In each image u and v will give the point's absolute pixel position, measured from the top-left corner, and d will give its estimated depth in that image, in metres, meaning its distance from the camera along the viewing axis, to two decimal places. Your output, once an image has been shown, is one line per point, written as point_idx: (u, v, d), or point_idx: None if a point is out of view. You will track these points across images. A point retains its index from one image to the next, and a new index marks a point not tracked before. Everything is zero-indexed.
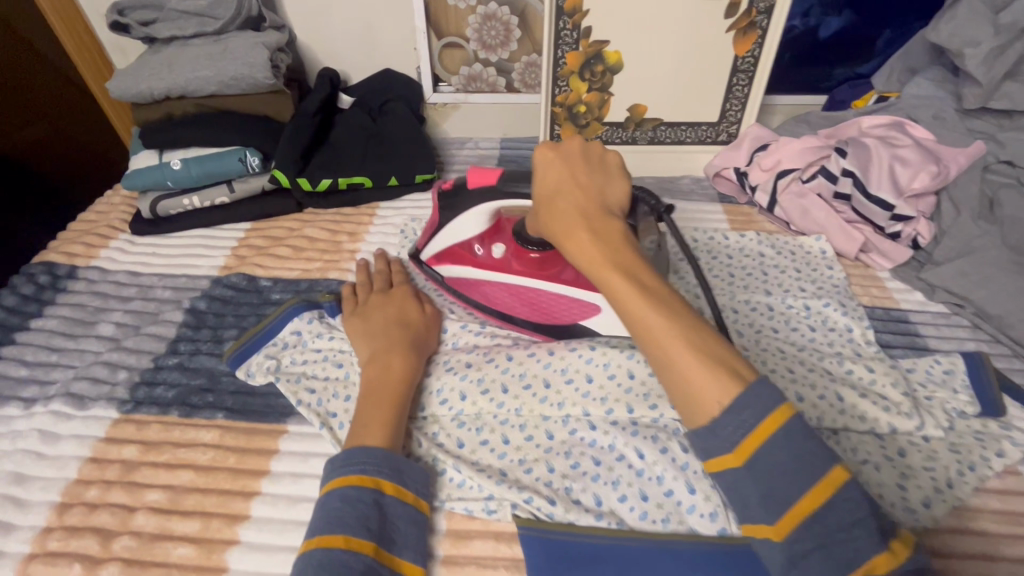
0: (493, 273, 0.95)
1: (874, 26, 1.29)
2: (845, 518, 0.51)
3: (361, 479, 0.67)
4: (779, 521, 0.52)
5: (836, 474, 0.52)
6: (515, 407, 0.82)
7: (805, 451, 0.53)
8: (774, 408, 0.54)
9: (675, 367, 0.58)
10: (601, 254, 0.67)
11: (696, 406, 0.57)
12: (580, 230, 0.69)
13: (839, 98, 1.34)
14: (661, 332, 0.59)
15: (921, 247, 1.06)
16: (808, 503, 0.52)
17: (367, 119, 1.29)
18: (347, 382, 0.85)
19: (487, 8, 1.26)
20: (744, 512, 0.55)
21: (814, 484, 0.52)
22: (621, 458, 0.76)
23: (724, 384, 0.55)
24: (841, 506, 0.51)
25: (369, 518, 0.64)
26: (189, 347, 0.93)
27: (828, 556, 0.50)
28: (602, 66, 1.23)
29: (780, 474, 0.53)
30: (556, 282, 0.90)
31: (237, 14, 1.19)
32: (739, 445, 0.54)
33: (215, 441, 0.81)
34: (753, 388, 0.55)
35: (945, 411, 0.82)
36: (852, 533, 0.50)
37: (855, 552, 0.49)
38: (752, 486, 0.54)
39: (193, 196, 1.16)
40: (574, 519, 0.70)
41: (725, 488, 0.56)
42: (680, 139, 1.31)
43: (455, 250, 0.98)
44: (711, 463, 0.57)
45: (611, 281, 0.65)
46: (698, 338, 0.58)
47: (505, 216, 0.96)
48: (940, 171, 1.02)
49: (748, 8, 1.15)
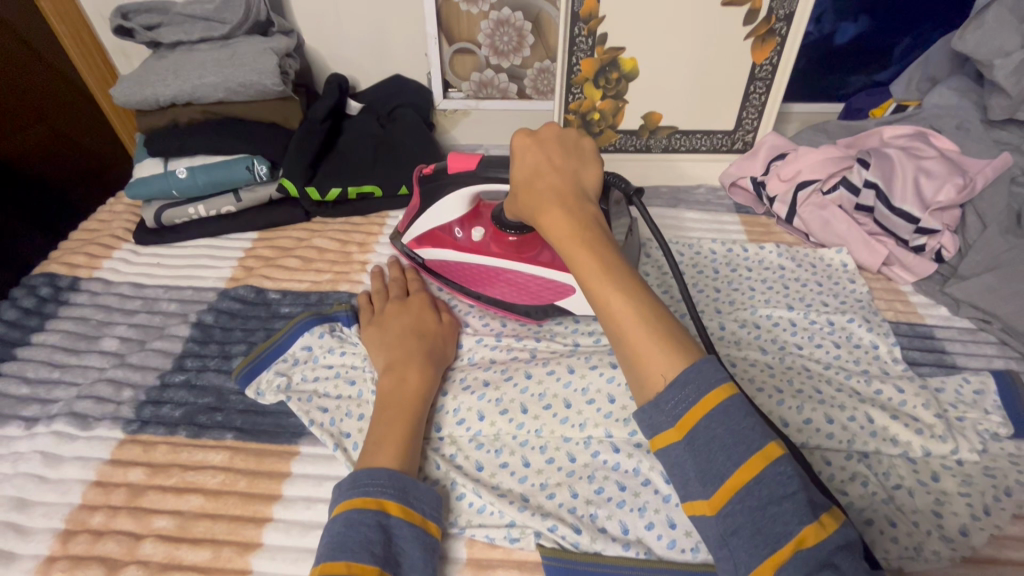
0: (473, 256, 0.96)
1: (892, 34, 1.27)
2: (777, 490, 0.50)
3: (362, 500, 0.63)
4: (714, 494, 0.52)
5: (767, 448, 0.52)
6: (535, 428, 0.79)
7: (738, 424, 0.53)
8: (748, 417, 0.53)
9: (628, 342, 0.59)
10: (570, 232, 0.67)
11: (643, 379, 0.58)
12: (553, 209, 0.69)
13: (856, 106, 1.30)
14: (622, 308, 0.60)
15: (944, 261, 1.04)
16: (740, 476, 0.51)
17: (377, 126, 1.26)
18: (360, 400, 0.82)
19: (500, 13, 1.23)
20: (685, 489, 0.55)
21: (746, 457, 0.52)
22: (646, 483, 0.73)
23: (670, 360, 0.56)
24: (776, 478, 0.50)
25: (374, 542, 0.60)
26: (196, 363, 0.91)
27: (760, 531, 0.49)
28: (617, 73, 1.20)
29: (718, 448, 0.53)
30: (532, 264, 0.93)
31: (245, 18, 1.16)
32: (680, 418, 0.54)
33: (224, 463, 0.78)
34: (698, 365, 0.56)
35: (978, 432, 0.80)
36: (780, 506, 0.49)
37: (793, 524, 0.48)
38: (688, 456, 0.54)
39: (199, 205, 1.13)
40: (600, 549, 0.68)
41: (667, 465, 0.56)
42: (694, 147, 1.29)
43: (436, 234, 0.99)
44: (657, 441, 0.56)
45: (579, 258, 0.65)
46: (654, 316, 0.59)
47: (485, 201, 0.97)
48: (967, 182, 1.01)
49: (768, 15, 1.12)
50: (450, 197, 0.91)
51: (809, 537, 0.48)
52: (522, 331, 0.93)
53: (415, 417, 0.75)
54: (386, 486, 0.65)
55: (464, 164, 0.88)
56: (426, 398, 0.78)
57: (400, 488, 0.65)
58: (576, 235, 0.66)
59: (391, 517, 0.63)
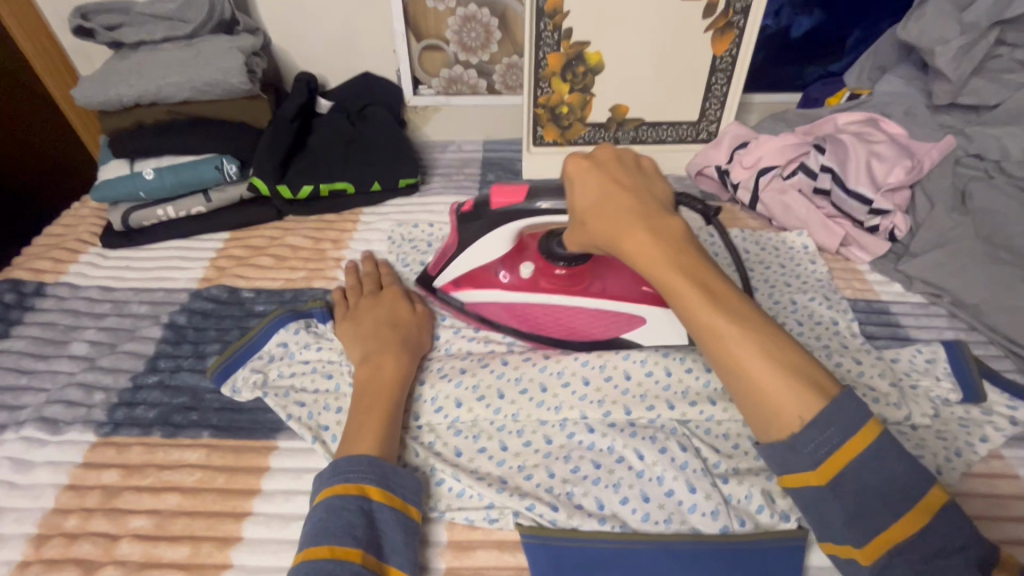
0: (527, 296, 0.90)
1: (843, 26, 1.32)
2: (938, 545, 0.54)
3: (344, 487, 0.64)
4: (823, 468, 0.56)
5: (868, 429, 0.56)
6: (512, 412, 0.81)
7: (847, 420, 0.55)
8: (866, 426, 0.56)
9: (753, 382, 0.58)
10: (663, 258, 0.63)
11: (777, 419, 0.57)
12: (632, 231, 0.65)
13: (812, 95, 1.36)
14: (741, 347, 0.59)
15: (897, 240, 1.08)
16: (844, 454, 0.55)
17: (346, 123, 1.26)
18: (338, 394, 0.83)
19: (467, 10, 1.25)
20: (787, 469, 0.58)
21: (851, 439, 0.55)
22: (620, 460, 0.76)
23: (807, 401, 0.56)
24: (870, 457, 0.55)
25: (357, 527, 0.61)
26: (170, 364, 0.90)
27: (926, 571, 0.53)
28: (583, 67, 1.23)
29: (866, 492, 0.55)
30: (589, 296, 0.89)
31: (208, 18, 1.15)
32: (825, 457, 0.56)
33: (202, 461, 0.78)
34: (838, 401, 0.56)
35: (929, 399, 0.84)
36: (948, 559, 0.53)
37: (961, 573, 0.53)
38: (808, 458, 0.56)
39: (167, 206, 1.12)
40: (577, 524, 0.70)
41: (802, 506, 0.59)
42: (661, 138, 1.32)
43: (479, 275, 0.92)
44: (790, 480, 0.59)
45: (679, 289, 0.62)
46: (776, 350, 0.59)
47: (527, 234, 0.91)
48: (915, 165, 1.06)
49: (725, 9, 1.16)
50: (497, 235, 0.86)
51: None
52: None
53: (393, 403, 0.75)
54: (366, 472, 0.66)
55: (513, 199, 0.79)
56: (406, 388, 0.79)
57: (381, 472, 0.66)
58: (669, 262, 0.63)
59: (373, 503, 0.64)
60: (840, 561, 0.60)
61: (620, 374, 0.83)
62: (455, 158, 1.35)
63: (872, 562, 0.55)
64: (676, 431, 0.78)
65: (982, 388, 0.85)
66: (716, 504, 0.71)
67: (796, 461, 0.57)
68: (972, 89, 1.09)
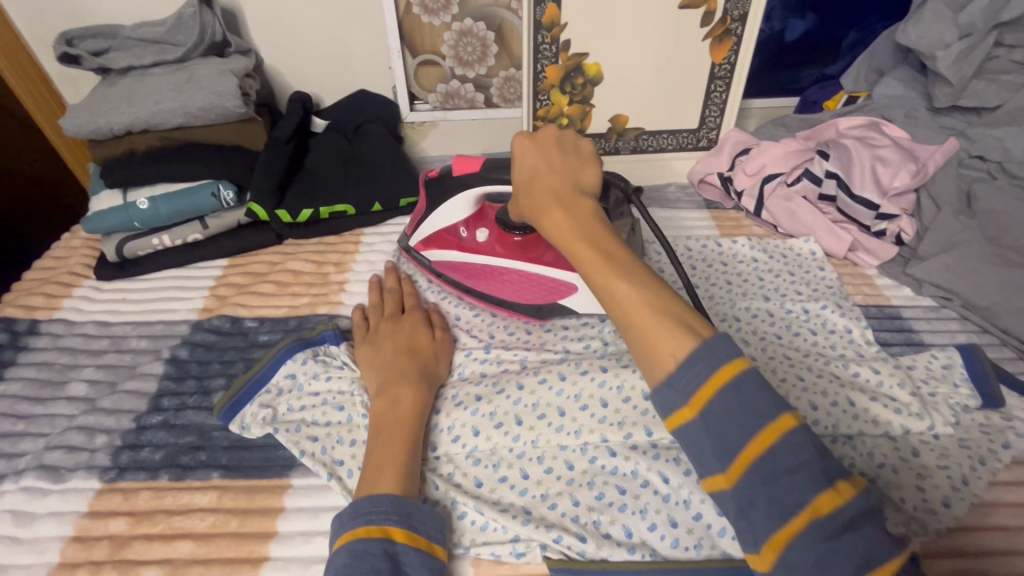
0: (479, 257, 0.98)
1: (840, 28, 1.32)
2: (789, 461, 0.48)
3: (366, 530, 0.62)
4: (691, 404, 0.52)
5: (730, 365, 0.51)
6: (531, 439, 0.79)
7: (721, 357, 0.51)
8: (765, 396, 0.50)
9: (637, 331, 0.57)
10: (570, 228, 0.67)
11: (653, 360, 0.55)
12: (551, 206, 0.70)
13: (811, 99, 1.36)
14: (626, 295, 0.58)
15: (904, 243, 1.09)
16: (708, 391, 0.51)
17: (344, 142, 1.24)
18: (351, 426, 0.81)
19: (463, 24, 1.23)
20: (666, 410, 0.53)
21: (716, 373, 0.51)
22: (645, 484, 0.74)
23: (678, 339, 0.54)
24: (743, 394, 0.50)
25: (382, 572, 0.59)
26: (174, 402, 0.87)
27: (775, 500, 0.47)
28: (582, 78, 1.22)
29: (735, 425, 0.50)
30: (534, 263, 0.95)
31: (200, 40, 1.12)
32: (691, 397, 0.51)
33: (213, 504, 0.75)
34: (708, 341, 0.53)
35: (950, 406, 0.84)
36: (793, 476, 0.47)
37: (805, 493, 0.47)
38: (682, 390, 0.52)
39: (163, 235, 1.09)
40: (606, 555, 0.68)
41: (683, 445, 0.53)
42: (662, 147, 1.31)
43: (443, 235, 1.01)
44: (671, 421, 0.53)
45: (580, 252, 0.64)
46: (660, 297, 0.57)
47: (489, 203, 1.00)
48: (919, 168, 1.07)
49: (723, 16, 1.15)
50: (454, 199, 0.95)
51: (824, 506, 0.46)
52: (510, 342, 0.93)
53: (410, 435, 0.73)
54: (389, 511, 0.63)
55: (467, 169, 0.90)
56: (421, 418, 0.76)
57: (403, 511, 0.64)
58: (574, 227, 0.66)
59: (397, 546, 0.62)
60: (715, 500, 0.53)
61: (639, 395, 0.81)
62: None
63: (771, 569, 0.47)
64: None
65: (1001, 393, 0.85)
66: None
67: (669, 398, 0.53)
68: (972, 91, 1.09)
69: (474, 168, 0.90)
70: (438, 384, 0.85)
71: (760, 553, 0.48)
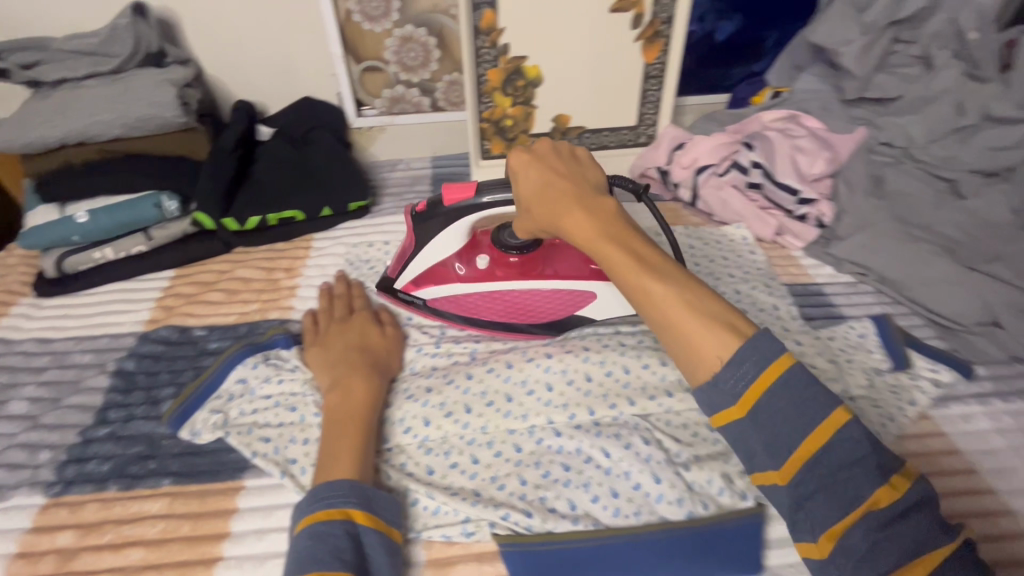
0: (486, 285, 0.94)
1: (762, 29, 1.40)
2: (845, 458, 0.52)
3: (328, 513, 0.64)
4: (740, 403, 0.56)
5: (778, 360, 0.55)
6: (480, 425, 0.82)
7: (766, 354, 0.56)
8: (777, 357, 0.55)
9: (680, 333, 0.59)
10: (595, 233, 0.66)
11: (701, 359, 0.58)
12: (570, 211, 0.68)
13: (739, 96, 1.48)
14: (666, 297, 0.60)
15: (825, 226, 1.16)
16: (756, 391, 0.55)
17: (291, 148, 1.24)
18: (304, 425, 0.82)
19: (404, 30, 1.26)
20: (712, 409, 0.58)
21: (761, 373, 0.55)
22: (588, 460, 0.78)
23: (724, 339, 0.57)
24: (791, 390, 0.54)
25: (343, 549, 0.61)
26: (121, 414, 0.86)
27: (831, 493, 0.52)
28: (523, 81, 1.26)
29: (781, 422, 0.54)
30: (546, 280, 0.93)
31: (135, 50, 1.12)
32: (742, 395, 0.56)
33: (165, 510, 0.76)
34: (753, 339, 0.56)
35: (864, 371, 0.91)
36: (851, 471, 0.52)
37: (865, 487, 0.51)
38: (732, 390, 0.56)
39: (106, 248, 1.07)
40: (551, 527, 0.72)
41: (732, 442, 0.58)
42: (604, 144, 1.38)
43: (435, 269, 0.94)
44: (717, 418, 0.58)
45: (611, 257, 0.65)
46: (698, 299, 0.60)
47: (479, 229, 0.94)
48: (832, 156, 1.17)
49: (651, 19, 1.22)
50: (452, 231, 0.89)
51: (883, 499, 0.51)
52: (461, 336, 0.96)
53: (363, 427, 0.75)
54: (347, 494, 0.66)
55: (464, 195, 0.83)
56: (373, 410, 0.78)
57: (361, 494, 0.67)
58: (600, 235, 0.66)
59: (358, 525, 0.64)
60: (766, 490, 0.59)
61: (581, 376, 0.85)
62: (406, 176, 1.35)
63: (828, 555, 0.53)
64: (639, 426, 0.80)
65: (908, 356, 0.93)
66: (680, 492, 0.74)
67: (721, 398, 0.57)
68: (876, 83, 1.23)
69: (470, 196, 0.84)
70: (390, 379, 0.87)
71: (817, 540, 0.54)
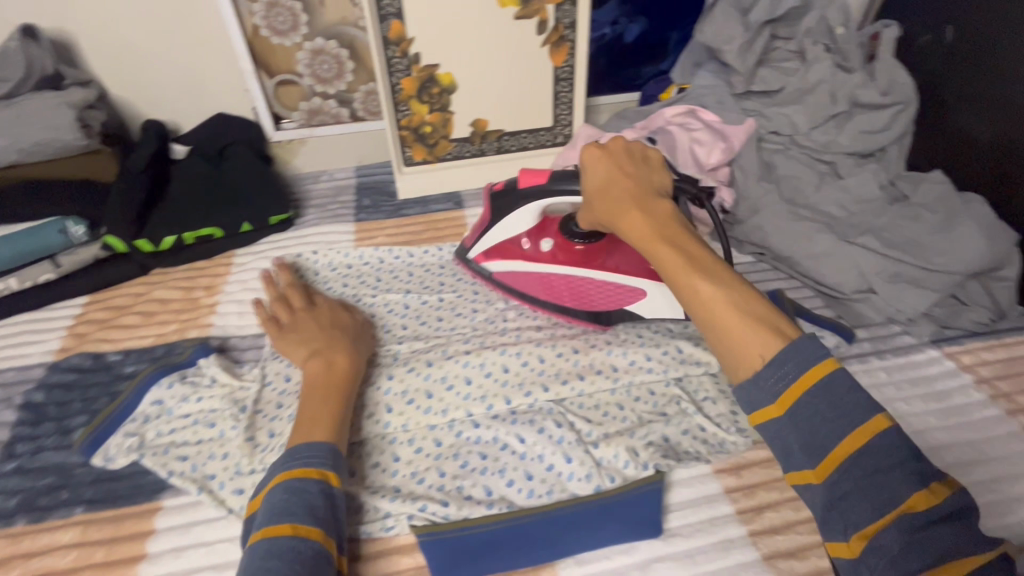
0: (541, 266, 0.98)
1: (664, 29, 1.49)
2: (882, 459, 0.47)
3: (307, 472, 0.65)
4: (779, 399, 0.52)
5: (819, 365, 0.51)
6: (402, 423, 0.85)
7: (810, 358, 0.51)
8: (816, 363, 0.51)
9: (721, 329, 0.57)
10: (650, 230, 0.67)
11: (736, 354, 0.56)
12: (627, 210, 0.70)
13: (649, 94, 1.52)
14: (710, 294, 0.59)
15: (727, 212, 1.24)
16: (794, 392, 0.51)
17: (207, 166, 1.24)
18: (223, 440, 0.82)
19: (314, 43, 1.27)
20: (751, 404, 0.54)
21: (809, 371, 0.51)
22: (505, 447, 0.82)
23: (765, 338, 0.54)
24: (836, 393, 0.50)
25: (318, 509, 0.62)
26: (29, 446, 0.84)
27: (869, 496, 0.46)
28: (438, 88, 1.29)
29: (820, 421, 0.50)
30: (603, 270, 0.95)
31: (27, 75, 1.09)
32: (781, 393, 0.52)
33: (77, 539, 0.75)
34: (797, 343, 0.53)
35: None
36: (889, 474, 0.46)
37: (899, 490, 0.45)
38: (774, 386, 0.52)
39: (11, 278, 1.03)
40: (467, 513, 0.75)
41: (768, 439, 0.54)
42: (523, 146, 1.42)
43: (504, 245, 1.01)
44: (756, 416, 0.54)
45: (662, 253, 0.65)
46: (746, 299, 0.58)
47: (551, 214, 0.99)
48: (728, 146, 1.24)
49: (555, 24, 1.27)
50: (524, 211, 0.93)
51: (918, 503, 0.45)
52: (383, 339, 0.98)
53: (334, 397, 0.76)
54: (328, 461, 0.67)
55: (539, 180, 0.88)
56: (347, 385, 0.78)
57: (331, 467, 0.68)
58: (653, 232, 0.66)
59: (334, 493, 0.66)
60: (801, 491, 0.53)
61: (499, 368, 0.90)
62: (330, 187, 1.36)
63: (859, 556, 0.47)
64: (552, 410, 0.86)
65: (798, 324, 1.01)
66: (589, 468, 0.79)
67: (751, 395, 0.54)
68: (761, 78, 1.28)
69: (543, 180, 0.88)
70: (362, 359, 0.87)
71: (849, 539, 0.48)
